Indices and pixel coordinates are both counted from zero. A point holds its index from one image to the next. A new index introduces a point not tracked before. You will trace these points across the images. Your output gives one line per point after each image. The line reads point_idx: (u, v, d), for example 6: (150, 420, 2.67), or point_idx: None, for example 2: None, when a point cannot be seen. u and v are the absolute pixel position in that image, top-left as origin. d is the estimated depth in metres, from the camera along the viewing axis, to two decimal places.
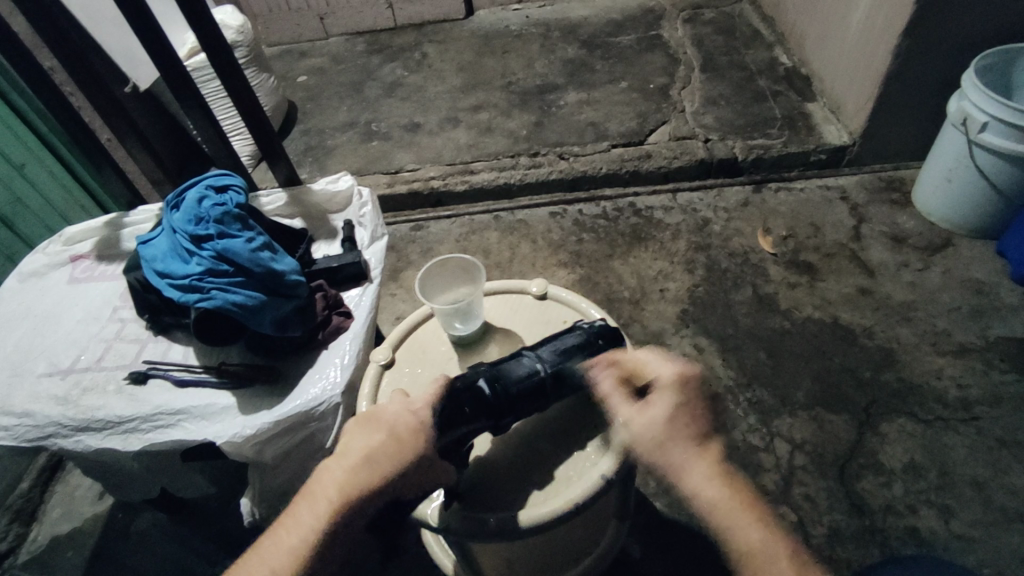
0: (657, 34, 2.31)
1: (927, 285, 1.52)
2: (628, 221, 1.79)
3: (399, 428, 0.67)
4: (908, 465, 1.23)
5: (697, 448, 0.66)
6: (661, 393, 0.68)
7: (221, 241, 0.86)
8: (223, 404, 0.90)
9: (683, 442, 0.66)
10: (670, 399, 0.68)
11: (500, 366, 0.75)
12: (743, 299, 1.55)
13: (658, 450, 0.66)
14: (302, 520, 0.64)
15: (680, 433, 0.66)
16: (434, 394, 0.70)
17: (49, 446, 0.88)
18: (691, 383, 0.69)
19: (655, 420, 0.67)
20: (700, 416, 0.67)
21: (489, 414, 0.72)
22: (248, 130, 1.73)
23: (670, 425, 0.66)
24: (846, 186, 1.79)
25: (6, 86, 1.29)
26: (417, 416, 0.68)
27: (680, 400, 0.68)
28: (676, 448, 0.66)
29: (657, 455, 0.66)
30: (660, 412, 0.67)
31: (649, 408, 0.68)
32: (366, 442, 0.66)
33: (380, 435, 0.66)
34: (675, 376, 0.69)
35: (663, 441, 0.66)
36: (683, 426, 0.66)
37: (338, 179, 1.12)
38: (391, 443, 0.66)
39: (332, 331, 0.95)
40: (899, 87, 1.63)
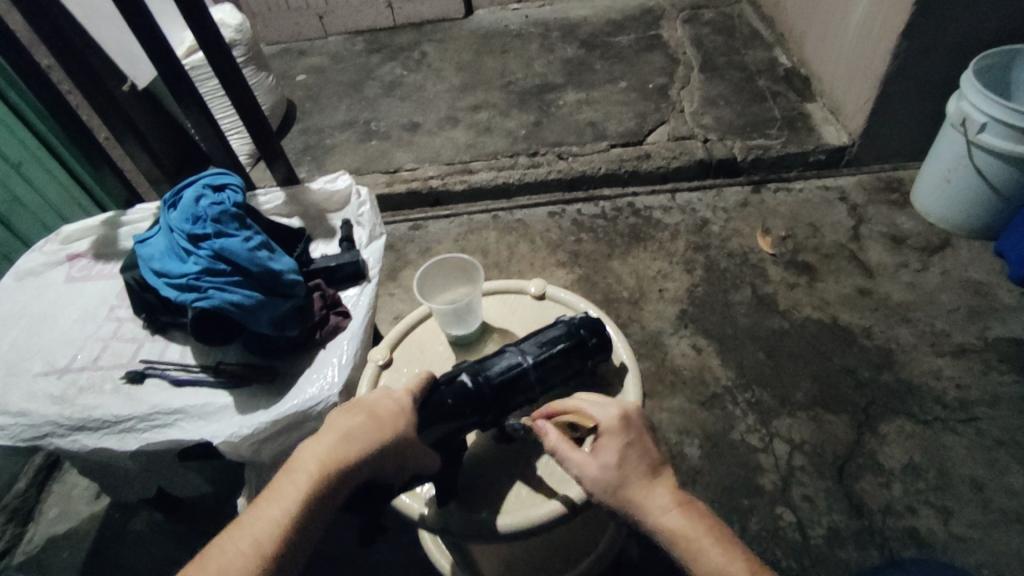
0: (657, 34, 2.31)
1: (926, 286, 1.52)
2: (627, 221, 1.78)
3: (379, 410, 0.65)
4: (906, 465, 1.23)
5: (651, 480, 0.67)
6: (608, 441, 0.68)
7: (219, 240, 0.85)
8: (220, 403, 0.89)
9: (638, 475, 0.66)
10: (619, 442, 0.68)
11: (483, 361, 0.73)
12: (742, 300, 1.55)
13: (614, 491, 0.66)
14: (279, 494, 0.60)
15: (633, 470, 0.66)
16: (414, 383, 0.69)
17: (45, 446, 0.88)
18: (633, 420, 0.69)
19: (609, 465, 0.66)
20: (649, 451, 0.68)
21: (474, 408, 0.69)
22: (246, 129, 1.74)
23: (622, 466, 0.66)
24: (846, 186, 1.79)
25: (3, 84, 1.28)
26: (397, 399, 0.67)
27: (628, 439, 0.68)
28: (633, 486, 0.66)
29: (614, 495, 0.66)
30: (611, 457, 0.67)
31: (601, 453, 0.67)
32: (346, 420, 0.64)
33: (361, 415, 0.64)
34: (617, 418, 0.69)
35: (620, 483, 0.65)
36: (634, 466, 0.67)
37: (336, 178, 1.12)
38: (371, 421, 0.64)
39: (330, 331, 0.95)
40: (899, 88, 1.63)
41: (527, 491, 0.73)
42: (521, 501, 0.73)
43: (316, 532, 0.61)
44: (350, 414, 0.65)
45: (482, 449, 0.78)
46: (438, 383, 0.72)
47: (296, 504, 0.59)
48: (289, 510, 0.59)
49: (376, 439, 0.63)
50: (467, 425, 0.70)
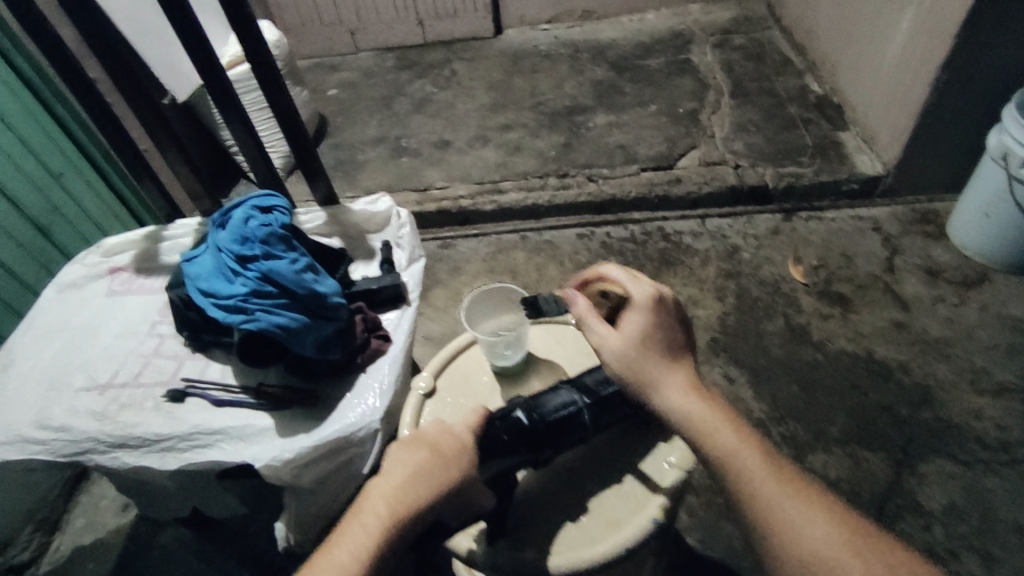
0: (686, 58, 2.32)
1: (964, 321, 1.50)
2: (657, 245, 1.78)
3: (442, 444, 0.65)
4: (947, 507, 1.20)
5: (668, 364, 0.69)
6: (633, 312, 0.71)
7: (267, 262, 0.86)
8: (261, 426, 0.89)
9: (661, 359, 0.69)
10: (642, 315, 0.71)
11: (537, 397, 0.73)
12: (775, 330, 1.53)
13: (626, 363, 0.69)
14: (351, 536, 0.59)
15: (652, 349, 0.69)
16: (474, 416, 0.70)
17: (86, 462, 0.88)
18: (663, 303, 0.72)
19: (628, 336, 0.70)
20: (675, 336, 0.70)
21: (527, 446, 0.69)
22: (285, 138, 1.77)
23: (641, 340, 0.70)
24: (879, 217, 1.77)
25: (51, 97, 1.32)
26: (457, 433, 0.67)
27: (655, 319, 0.71)
28: (649, 360, 0.69)
29: (623, 366, 0.70)
30: (633, 329, 0.71)
31: (624, 326, 0.71)
32: (410, 456, 0.63)
33: (425, 450, 0.64)
34: (649, 296, 0.72)
35: (637, 356, 0.69)
36: (659, 344, 0.70)
37: (377, 200, 1.12)
38: (436, 458, 0.63)
39: (371, 354, 0.94)
40: (937, 120, 1.62)
41: (577, 530, 0.72)
42: (570, 541, 0.71)
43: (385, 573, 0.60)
44: (414, 448, 0.64)
45: (529, 483, 0.77)
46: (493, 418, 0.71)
47: (366, 548, 0.57)
48: (358, 554, 0.58)
49: (442, 476, 0.62)
50: (521, 462, 0.69)
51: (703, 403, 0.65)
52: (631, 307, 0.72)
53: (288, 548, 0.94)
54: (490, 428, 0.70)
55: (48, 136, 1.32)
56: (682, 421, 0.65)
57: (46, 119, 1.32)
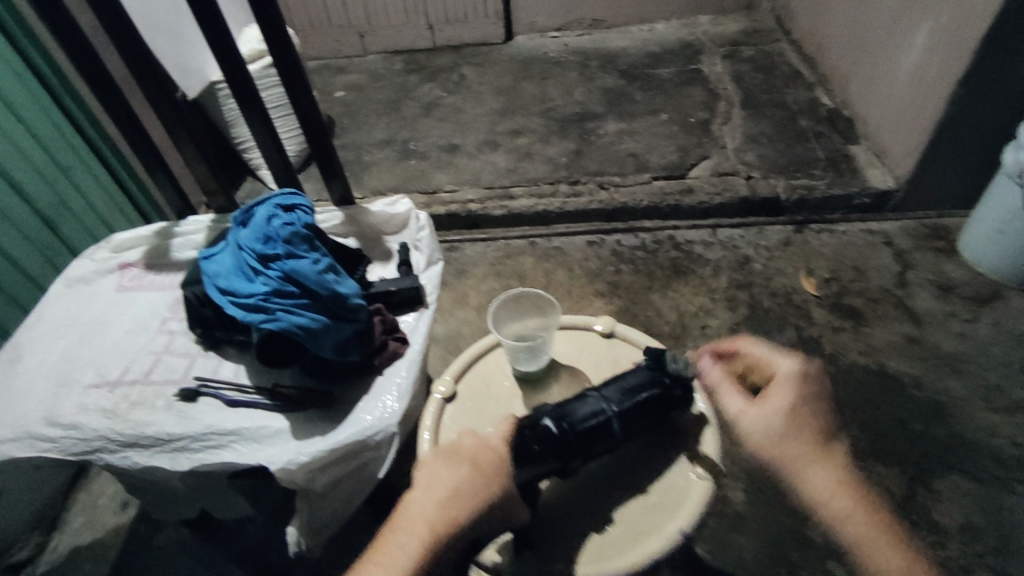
0: (696, 68, 2.32)
1: (977, 337, 1.49)
2: (667, 254, 1.77)
3: (481, 459, 0.64)
4: (963, 525, 1.19)
5: (822, 447, 0.67)
6: (781, 388, 0.69)
7: (290, 262, 0.85)
8: (276, 427, 0.87)
9: (801, 438, 0.67)
10: (787, 392, 0.69)
11: (566, 405, 0.72)
12: (786, 341, 1.52)
13: (774, 443, 0.67)
14: (389, 558, 0.58)
15: (805, 429, 0.67)
16: (508, 428, 0.69)
17: (95, 460, 0.86)
18: (812, 381, 0.70)
19: (774, 415, 0.68)
20: (826, 415, 0.68)
21: (554, 452, 0.68)
22: (300, 129, 1.77)
23: (792, 420, 0.67)
24: (890, 231, 1.77)
25: (60, 90, 1.30)
26: (493, 446, 0.66)
27: (800, 396, 0.69)
28: (799, 442, 0.66)
29: (773, 445, 0.67)
30: (780, 407, 0.68)
31: (766, 401, 0.69)
32: (450, 474, 0.62)
33: (464, 468, 0.63)
34: (796, 372, 0.70)
35: (787, 434, 0.67)
36: (804, 420, 0.67)
37: (395, 201, 1.11)
38: (476, 476, 0.62)
39: (388, 357, 0.92)
40: (953, 135, 1.62)
41: (604, 538, 0.72)
42: (599, 550, 0.71)
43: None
44: (453, 465, 0.63)
45: (551, 492, 0.76)
46: (522, 427, 0.71)
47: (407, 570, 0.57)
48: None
49: (483, 493, 0.61)
50: (548, 472, 0.69)
51: (861, 497, 0.64)
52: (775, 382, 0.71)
53: (298, 554, 0.89)
54: (520, 437, 0.69)
55: (58, 131, 1.31)
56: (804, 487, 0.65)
57: (55, 113, 1.30)
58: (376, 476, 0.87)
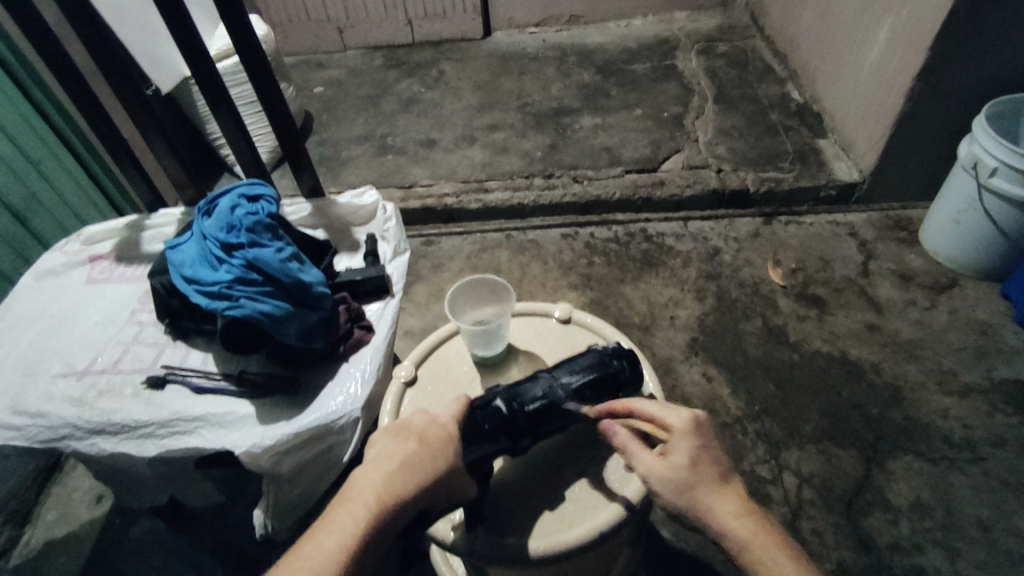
0: (671, 64, 2.36)
1: (933, 324, 1.54)
2: (639, 246, 1.80)
3: (429, 435, 0.69)
4: (914, 503, 1.23)
5: (722, 488, 0.67)
6: (680, 442, 0.68)
7: (253, 250, 0.87)
8: (242, 413, 0.89)
9: (710, 480, 0.67)
10: (685, 444, 0.68)
11: (517, 387, 0.76)
12: (752, 330, 1.56)
13: (681, 495, 0.66)
14: (339, 525, 0.63)
15: (705, 476, 0.67)
16: (458, 406, 0.73)
17: (63, 448, 0.88)
18: (704, 427, 0.70)
19: (679, 468, 0.67)
20: (719, 457, 0.69)
21: (504, 428, 0.72)
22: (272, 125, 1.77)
23: (694, 470, 0.67)
24: (855, 222, 1.82)
25: (28, 81, 1.31)
26: (441, 423, 0.71)
27: (698, 443, 0.68)
28: (704, 488, 0.66)
29: (680, 498, 0.66)
30: (683, 460, 0.67)
31: (671, 455, 0.68)
32: (397, 450, 0.67)
33: (411, 444, 0.67)
34: (689, 423, 0.69)
35: (692, 485, 0.66)
36: (705, 467, 0.67)
37: (363, 193, 1.13)
38: (421, 452, 0.67)
39: (353, 344, 0.95)
40: (912, 129, 1.67)
41: (554, 515, 0.76)
42: (548, 526, 0.75)
43: (374, 557, 0.64)
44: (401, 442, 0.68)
45: (503, 471, 0.80)
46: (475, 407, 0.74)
47: (355, 535, 0.62)
48: (345, 541, 0.62)
49: (428, 466, 0.66)
50: (500, 450, 0.72)
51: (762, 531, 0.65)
52: (673, 436, 0.69)
53: (267, 535, 0.93)
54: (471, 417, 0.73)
55: (27, 123, 1.31)
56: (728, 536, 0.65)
57: (24, 104, 1.30)
58: (340, 459, 0.90)
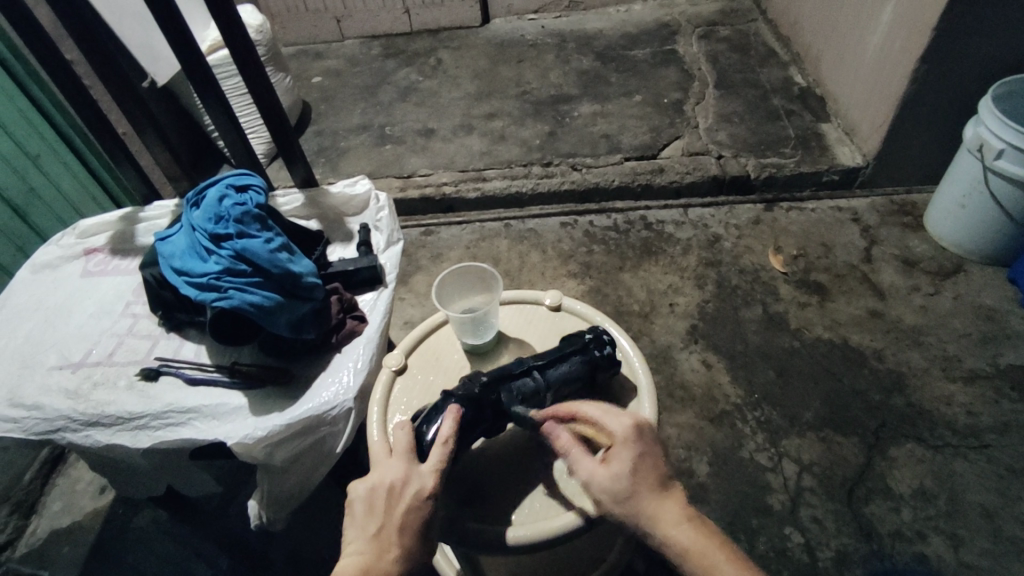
0: (672, 48, 2.33)
1: (937, 310, 1.52)
2: (638, 234, 1.79)
3: (409, 522, 0.65)
4: (916, 491, 1.22)
5: (662, 496, 0.67)
6: (618, 450, 0.68)
7: (241, 241, 0.86)
8: (235, 404, 0.89)
9: (649, 491, 0.67)
10: (628, 451, 0.68)
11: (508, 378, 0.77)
12: (753, 317, 1.55)
13: (621, 501, 0.66)
14: None
15: (644, 483, 0.67)
16: (442, 466, 0.68)
17: (58, 440, 0.88)
18: (646, 434, 0.70)
19: (619, 474, 0.67)
20: (661, 464, 0.69)
21: (483, 418, 0.75)
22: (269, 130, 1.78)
23: (633, 478, 0.67)
24: (858, 208, 1.79)
25: (24, 77, 1.29)
26: (425, 498, 0.66)
27: (639, 451, 0.68)
28: (644, 498, 0.66)
29: (618, 507, 0.66)
30: (620, 469, 0.67)
31: (612, 462, 0.68)
32: (379, 536, 0.65)
33: (393, 530, 0.65)
34: (630, 429, 0.69)
35: (631, 491, 0.66)
36: (644, 476, 0.67)
37: (355, 182, 1.13)
38: (407, 537, 0.65)
39: (346, 334, 0.94)
40: (918, 111, 1.64)
41: (539, 502, 0.75)
42: (537, 512, 0.74)
43: None
44: (383, 525, 0.65)
45: (493, 455, 0.80)
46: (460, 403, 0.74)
47: None
48: None
49: (414, 548, 0.65)
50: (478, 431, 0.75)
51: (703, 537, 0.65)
52: (615, 442, 0.69)
53: (261, 525, 0.93)
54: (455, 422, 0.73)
55: (24, 119, 1.31)
56: (678, 549, 0.65)
57: (20, 100, 1.30)
58: (334, 450, 0.89)
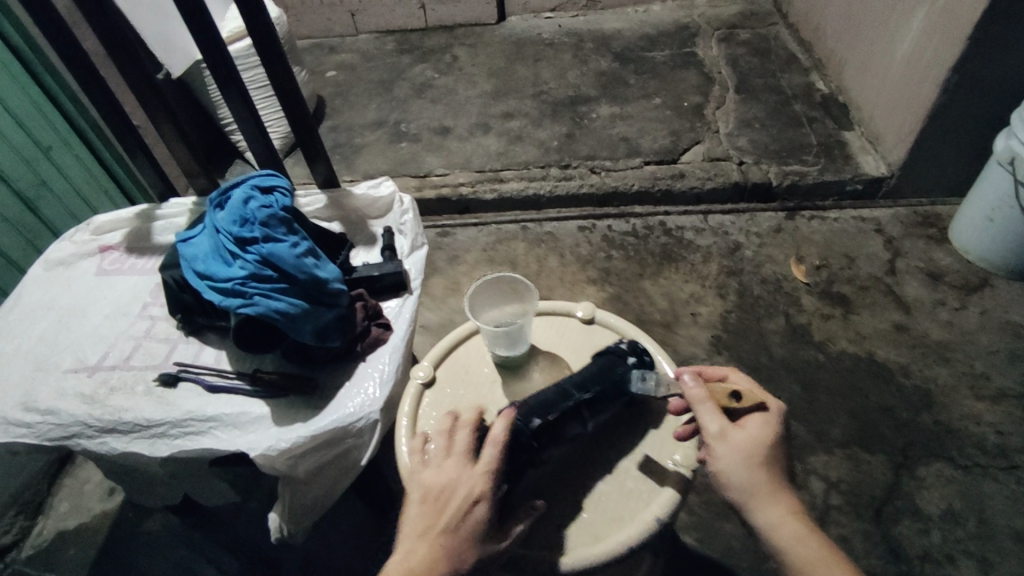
0: (691, 51, 2.29)
1: (964, 325, 1.50)
2: (658, 240, 1.76)
3: (454, 523, 0.63)
4: (946, 512, 1.20)
5: (781, 484, 0.68)
6: (764, 420, 0.70)
7: (267, 245, 0.84)
8: (257, 413, 0.86)
9: (771, 471, 0.68)
10: (770, 427, 0.70)
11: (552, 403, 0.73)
12: (775, 328, 1.52)
13: (746, 465, 0.67)
14: None
15: (768, 462, 0.68)
16: (491, 468, 0.66)
17: (73, 446, 0.85)
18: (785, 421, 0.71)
19: (754, 441, 0.69)
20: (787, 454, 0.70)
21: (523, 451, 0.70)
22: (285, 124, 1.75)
23: (764, 451, 0.68)
24: (881, 218, 1.77)
25: (39, 67, 1.27)
26: (473, 500, 0.64)
27: (780, 433, 0.70)
28: (766, 474, 0.67)
29: (745, 471, 0.67)
30: (759, 434, 0.69)
31: (749, 427, 0.70)
32: (428, 535, 0.63)
33: (442, 530, 0.63)
34: (780, 409, 0.71)
35: (759, 460, 0.68)
36: (772, 454, 0.69)
37: (379, 184, 1.10)
38: (455, 537, 0.63)
39: (371, 343, 0.91)
40: (946, 121, 1.61)
41: (579, 527, 0.73)
42: (576, 537, 0.72)
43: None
44: (432, 525, 0.64)
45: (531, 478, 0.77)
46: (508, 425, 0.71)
47: None
48: None
49: (463, 552, 0.62)
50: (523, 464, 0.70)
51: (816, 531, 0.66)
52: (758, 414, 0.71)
53: (280, 539, 0.88)
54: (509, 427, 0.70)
55: (38, 111, 1.28)
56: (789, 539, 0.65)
57: (35, 92, 1.27)
58: (358, 463, 0.86)
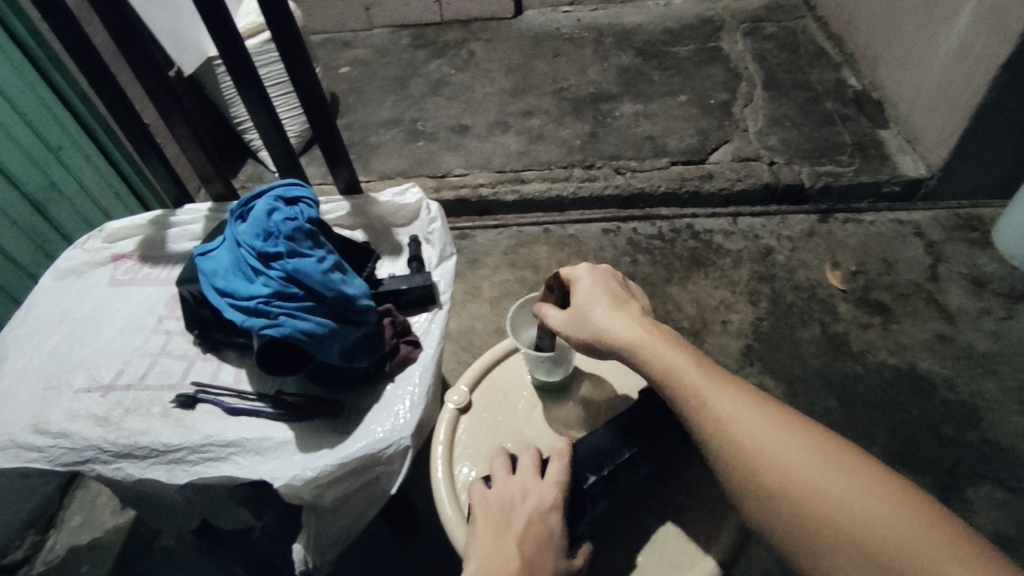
0: (716, 46, 2.21)
1: (1012, 336, 1.42)
2: (685, 244, 1.69)
3: (528, 532, 0.62)
4: (999, 536, 1.14)
5: (623, 315, 0.74)
6: (578, 285, 0.78)
7: (292, 260, 0.78)
8: (281, 438, 0.81)
9: (612, 315, 0.74)
10: (586, 286, 0.78)
11: (604, 452, 0.71)
12: (811, 338, 1.46)
13: (590, 328, 0.74)
14: None
15: (606, 308, 0.75)
16: (563, 477, 0.66)
17: (86, 472, 0.80)
18: (598, 271, 0.79)
19: (581, 304, 0.76)
20: (615, 292, 0.77)
21: (583, 509, 0.67)
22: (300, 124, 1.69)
23: (592, 301, 0.76)
24: (920, 222, 1.69)
25: (46, 62, 1.22)
26: (545, 508, 0.63)
27: (597, 282, 0.77)
28: (606, 318, 0.74)
29: (585, 334, 0.74)
30: (581, 295, 0.77)
31: (575, 297, 0.78)
32: (499, 542, 0.62)
33: (516, 536, 0.62)
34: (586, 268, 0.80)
35: (592, 315, 0.75)
36: (604, 301, 0.76)
37: (405, 190, 1.04)
38: (529, 542, 0.61)
39: (400, 362, 0.86)
40: (993, 120, 1.53)
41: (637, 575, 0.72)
42: None
43: None
44: (503, 534, 0.63)
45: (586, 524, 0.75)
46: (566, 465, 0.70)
47: None
48: None
49: (537, 557, 0.60)
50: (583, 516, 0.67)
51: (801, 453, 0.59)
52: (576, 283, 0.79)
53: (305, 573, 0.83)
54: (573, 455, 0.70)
55: (47, 109, 1.23)
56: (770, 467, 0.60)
57: (42, 88, 1.22)
58: (387, 491, 0.81)
